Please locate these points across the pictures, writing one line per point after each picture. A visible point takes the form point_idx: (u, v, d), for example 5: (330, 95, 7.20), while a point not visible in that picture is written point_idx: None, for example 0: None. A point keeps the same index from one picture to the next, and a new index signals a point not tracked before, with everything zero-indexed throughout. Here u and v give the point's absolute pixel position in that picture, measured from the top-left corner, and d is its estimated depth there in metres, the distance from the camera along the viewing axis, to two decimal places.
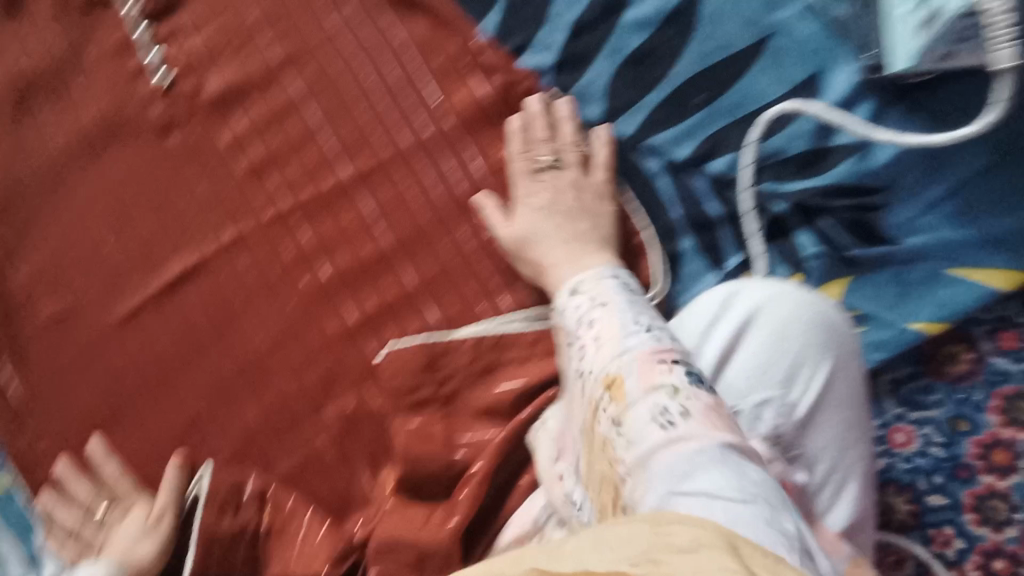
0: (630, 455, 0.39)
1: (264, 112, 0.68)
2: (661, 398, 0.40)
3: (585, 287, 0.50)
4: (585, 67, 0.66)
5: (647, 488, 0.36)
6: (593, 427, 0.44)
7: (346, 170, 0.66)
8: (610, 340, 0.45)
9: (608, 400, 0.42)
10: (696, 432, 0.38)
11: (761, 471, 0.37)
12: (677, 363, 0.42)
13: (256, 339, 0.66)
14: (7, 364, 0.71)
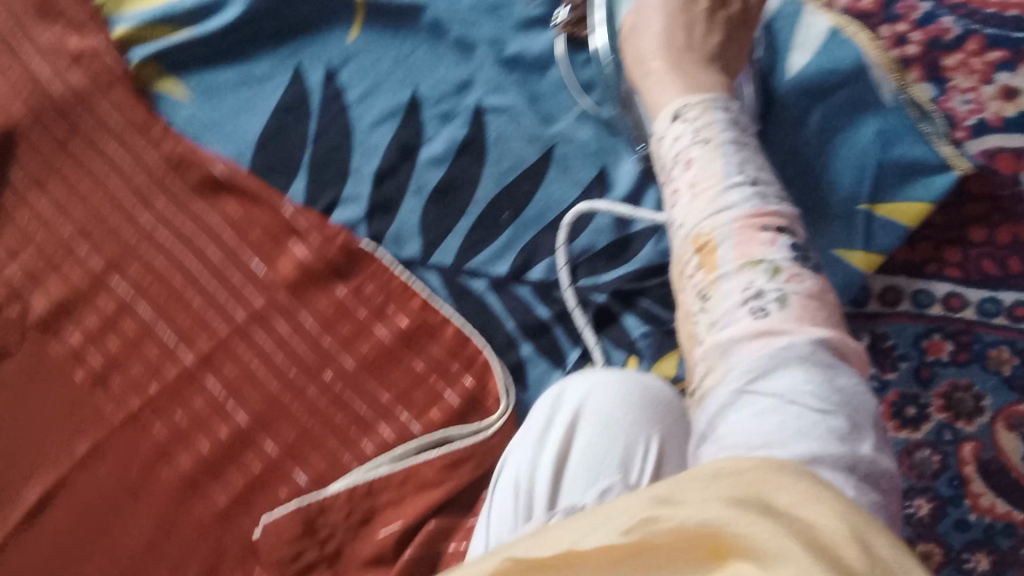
0: (713, 295, 0.43)
1: (97, 319, 0.69)
2: (754, 191, 0.46)
3: (690, 114, 0.52)
4: (396, 210, 0.71)
5: (724, 339, 0.41)
6: (672, 151, 0.51)
7: (188, 357, 0.68)
8: (710, 186, 0.47)
9: (703, 255, 0.45)
10: (795, 292, 0.41)
11: (848, 371, 0.39)
12: (781, 234, 0.43)
13: (127, 548, 0.62)
14: None
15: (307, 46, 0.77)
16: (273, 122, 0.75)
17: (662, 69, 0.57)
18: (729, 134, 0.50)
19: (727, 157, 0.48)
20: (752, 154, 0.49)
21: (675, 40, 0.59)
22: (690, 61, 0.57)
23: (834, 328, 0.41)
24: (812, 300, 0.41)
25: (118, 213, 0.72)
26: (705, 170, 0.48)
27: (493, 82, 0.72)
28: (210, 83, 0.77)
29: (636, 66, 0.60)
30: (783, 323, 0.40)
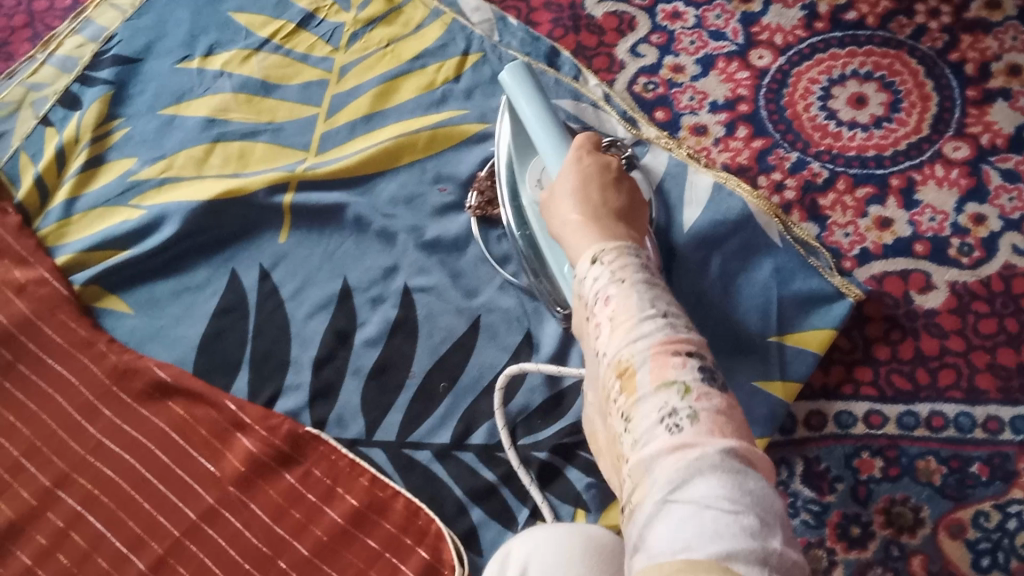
0: (635, 416, 0.48)
1: (45, 534, 0.69)
2: (665, 320, 0.51)
3: (607, 258, 0.57)
4: (336, 393, 0.74)
5: (647, 455, 0.45)
6: (591, 288, 0.56)
7: (139, 564, 0.68)
8: (627, 320, 0.51)
9: (624, 380, 0.49)
10: (704, 408, 0.46)
11: (757, 476, 0.43)
12: (690, 357, 0.48)
13: None
14: None
15: (242, 251, 0.83)
16: (214, 324, 0.80)
17: (581, 221, 0.61)
18: (638, 271, 0.55)
19: (640, 293, 0.53)
20: (660, 288, 0.54)
21: (591, 194, 0.63)
22: (607, 216, 0.62)
23: (742, 440, 0.45)
24: (720, 415, 0.45)
25: (65, 428, 0.73)
26: (621, 306, 0.53)
27: (418, 265, 0.79)
28: (151, 296, 0.82)
29: (558, 223, 0.64)
30: (695, 436, 0.44)
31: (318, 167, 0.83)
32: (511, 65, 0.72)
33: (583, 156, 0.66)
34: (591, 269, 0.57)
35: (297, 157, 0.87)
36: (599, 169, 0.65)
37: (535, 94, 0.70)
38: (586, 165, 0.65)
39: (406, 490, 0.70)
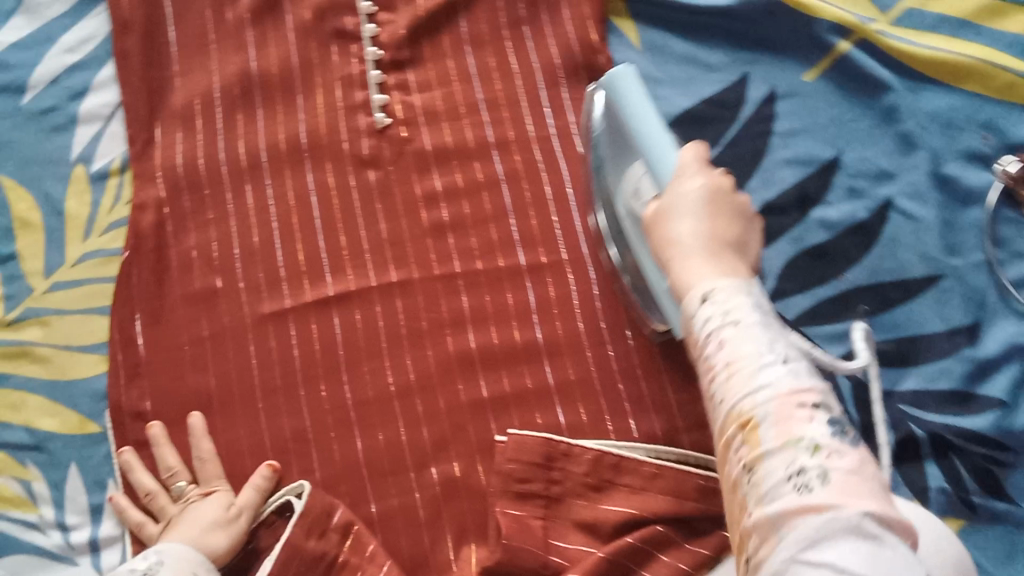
0: (763, 476, 0.42)
1: (465, 179, 0.73)
2: (782, 368, 0.44)
3: (718, 294, 0.47)
4: (767, 244, 0.69)
5: (769, 513, 0.40)
6: (699, 337, 0.47)
7: (521, 258, 0.71)
8: (747, 365, 0.44)
9: (745, 434, 0.43)
10: (836, 468, 0.40)
11: (898, 541, 0.39)
12: (818, 410, 0.42)
13: (386, 381, 0.69)
14: (138, 321, 0.70)
15: (767, 59, 0.73)
16: (700, 108, 0.72)
17: (693, 251, 0.51)
18: (753, 309, 0.46)
19: (759, 332, 0.45)
20: (777, 328, 0.46)
21: (718, 231, 0.52)
22: (719, 249, 0.51)
23: (880, 494, 0.40)
24: (856, 476, 0.40)
25: (531, 111, 0.74)
26: (737, 348, 0.45)
27: (915, 188, 0.69)
28: (660, 44, 0.75)
29: (658, 239, 0.54)
30: (829, 502, 0.39)
31: (895, 45, 0.71)
32: (621, 65, 0.63)
33: (700, 182, 0.54)
34: (697, 306, 0.48)
35: (870, 13, 0.73)
36: (723, 207, 0.53)
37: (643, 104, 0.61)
38: (707, 197, 0.53)
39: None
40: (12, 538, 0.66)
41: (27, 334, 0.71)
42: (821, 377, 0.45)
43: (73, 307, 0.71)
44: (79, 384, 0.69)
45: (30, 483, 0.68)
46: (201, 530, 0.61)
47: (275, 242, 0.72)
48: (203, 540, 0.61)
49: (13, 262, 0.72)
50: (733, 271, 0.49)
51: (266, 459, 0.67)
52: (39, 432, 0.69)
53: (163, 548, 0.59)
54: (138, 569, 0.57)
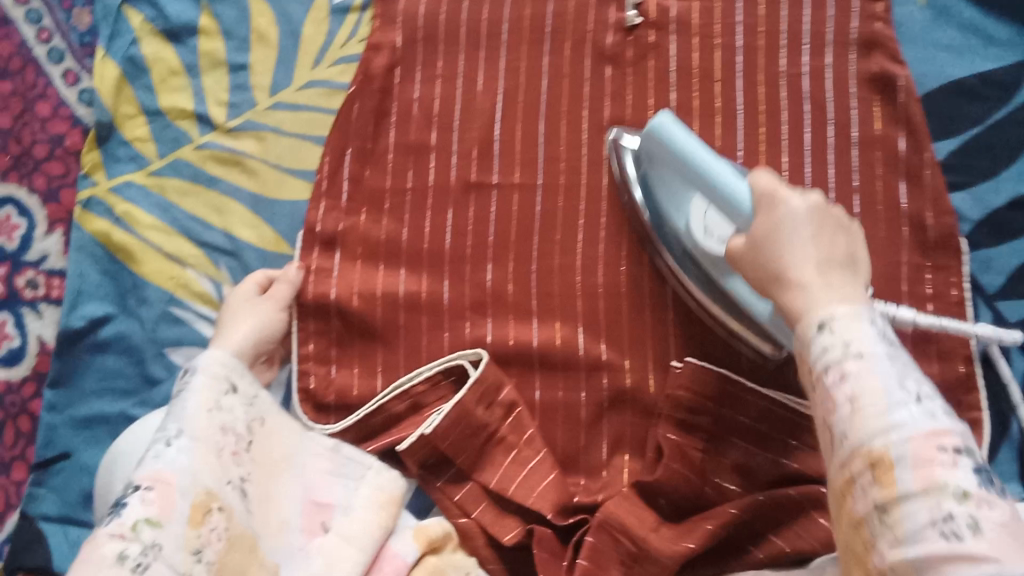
0: (899, 518, 0.37)
1: (702, 96, 0.69)
2: (915, 408, 0.39)
3: (836, 321, 0.43)
4: (1005, 238, 0.66)
5: (911, 557, 0.36)
6: (812, 368, 0.43)
7: None
8: (870, 406, 0.39)
9: (878, 477, 0.38)
10: (988, 518, 0.36)
11: None
12: (961, 455, 0.38)
13: (575, 280, 0.68)
14: (348, 156, 0.71)
15: None
16: (971, 81, 0.68)
17: (807, 279, 0.46)
18: (877, 339, 0.42)
19: (884, 367, 0.40)
20: (904, 359, 0.41)
21: (822, 251, 0.47)
22: (828, 268, 0.46)
23: (1015, 533, 0.36)
24: (999, 514, 0.36)
25: (785, 44, 0.69)
26: (864, 388, 0.40)
27: None
28: (946, 5, 0.70)
29: (762, 275, 0.49)
30: (975, 548, 0.35)
31: None
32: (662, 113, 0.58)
33: (799, 202, 0.49)
34: (812, 336, 0.43)
35: None
36: (827, 224, 0.48)
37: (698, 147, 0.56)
38: (806, 213, 0.48)
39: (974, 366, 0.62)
40: (195, 330, 0.69)
41: (242, 145, 0.72)
42: (956, 417, 0.40)
43: (290, 129, 0.73)
44: (284, 205, 0.71)
45: (219, 286, 0.70)
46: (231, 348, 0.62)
47: (496, 114, 0.71)
48: (249, 355, 0.64)
49: (243, 72, 0.74)
50: (853, 296, 0.44)
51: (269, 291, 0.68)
52: (238, 241, 0.71)
53: (196, 359, 0.61)
54: (168, 434, 0.55)
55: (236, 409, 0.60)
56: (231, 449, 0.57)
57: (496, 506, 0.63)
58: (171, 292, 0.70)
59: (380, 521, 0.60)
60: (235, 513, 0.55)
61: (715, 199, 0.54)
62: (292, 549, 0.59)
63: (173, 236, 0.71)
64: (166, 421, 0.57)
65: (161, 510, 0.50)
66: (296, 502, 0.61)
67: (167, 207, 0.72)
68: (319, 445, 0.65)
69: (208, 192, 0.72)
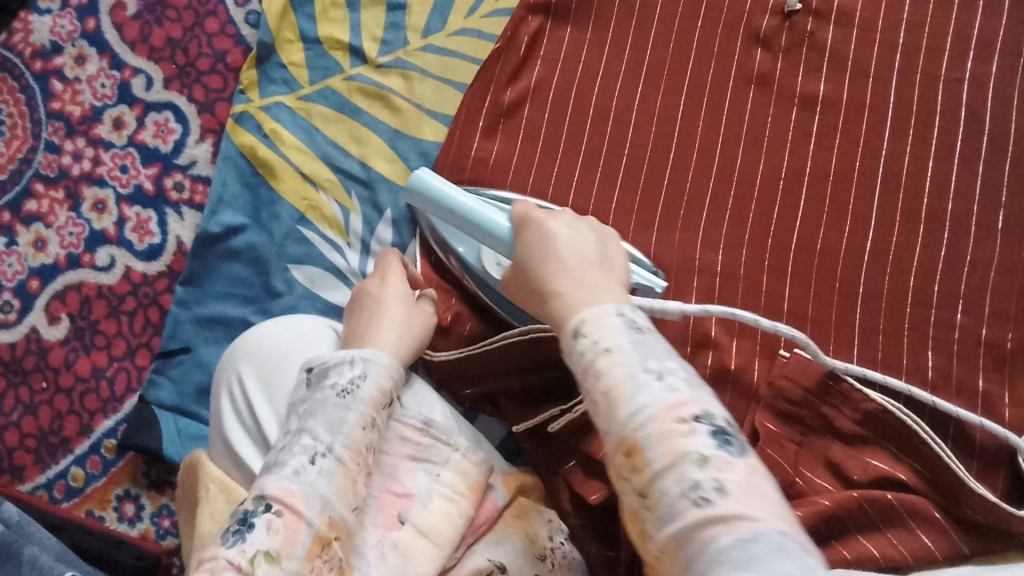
0: (657, 497, 0.37)
1: (853, 91, 0.68)
2: (656, 384, 0.39)
3: (588, 325, 0.43)
4: None
5: (675, 532, 0.36)
6: (577, 374, 0.42)
7: (879, 197, 0.65)
8: (620, 396, 0.40)
9: (630, 459, 0.39)
10: (730, 479, 0.37)
11: (817, 559, 0.35)
12: (699, 421, 0.38)
13: (694, 255, 0.66)
14: (484, 108, 0.72)
15: None
16: None
17: (566, 286, 0.46)
18: (624, 331, 0.42)
19: (630, 353, 0.41)
20: (651, 343, 0.41)
21: (576, 252, 0.49)
22: (587, 270, 0.47)
23: (777, 502, 0.37)
24: (751, 484, 0.37)
25: (951, 48, 0.67)
26: (611, 375, 0.40)
27: None
28: None
29: (527, 291, 0.50)
30: (735, 513, 0.35)
31: None
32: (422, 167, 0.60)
33: (553, 218, 0.51)
34: (571, 345, 0.43)
35: None
36: (584, 230, 0.51)
37: (454, 194, 0.58)
38: (564, 229, 0.50)
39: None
40: (318, 249, 0.73)
41: (389, 81, 0.75)
42: (700, 386, 0.40)
43: (435, 72, 0.75)
44: (419, 142, 0.74)
45: (347, 212, 0.74)
46: (398, 326, 0.61)
47: (638, 82, 0.71)
48: (406, 356, 0.61)
49: (400, 13, 0.77)
50: (602, 296, 0.45)
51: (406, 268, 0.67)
52: (372, 170, 0.74)
53: (365, 352, 0.58)
54: (314, 446, 0.52)
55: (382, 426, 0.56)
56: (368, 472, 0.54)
57: (582, 469, 0.60)
58: (303, 212, 0.74)
59: (462, 511, 0.57)
60: (350, 538, 0.52)
61: (486, 235, 0.56)
62: (369, 545, 0.55)
63: (312, 158, 0.75)
64: (314, 420, 0.53)
65: (283, 542, 0.48)
66: (375, 495, 0.57)
67: (311, 131, 0.75)
68: (408, 427, 0.60)
69: (351, 122, 0.75)
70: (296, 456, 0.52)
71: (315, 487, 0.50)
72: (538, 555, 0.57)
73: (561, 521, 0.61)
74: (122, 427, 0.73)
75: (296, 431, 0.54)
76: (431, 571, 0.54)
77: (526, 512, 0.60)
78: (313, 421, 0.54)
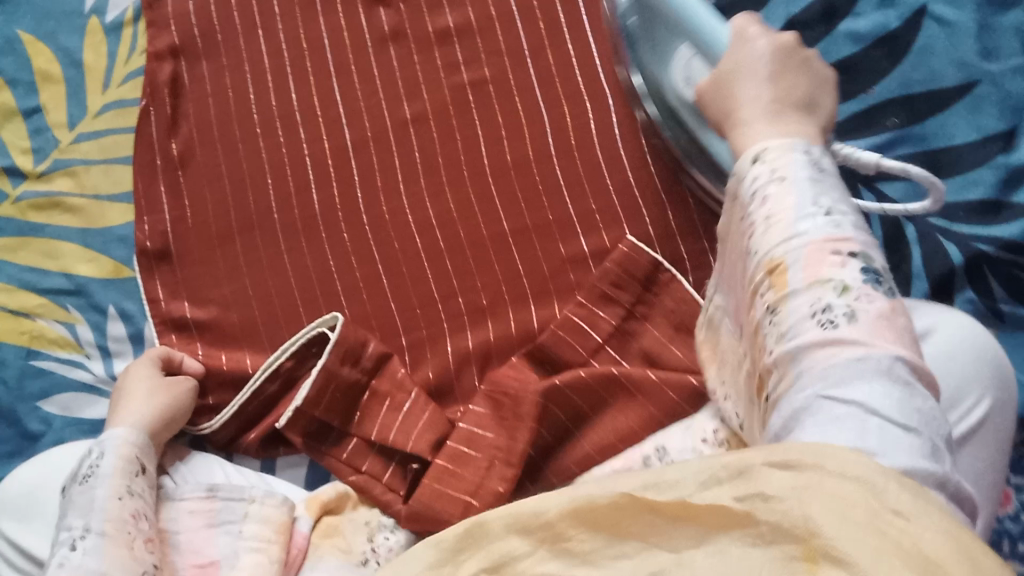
0: (786, 312, 0.39)
1: (478, 12, 0.70)
2: (821, 218, 0.40)
3: (770, 152, 0.43)
4: None
5: (790, 348, 0.37)
6: (744, 200, 0.43)
7: (539, 93, 0.68)
8: (782, 221, 0.41)
9: (772, 278, 0.40)
10: (866, 309, 0.36)
11: (927, 392, 0.35)
12: (854, 257, 0.38)
13: (406, 220, 0.69)
14: (158, 166, 0.72)
15: None
16: None
17: (751, 116, 0.46)
18: (805, 166, 0.42)
19: (805, 190, 0.41)
20: (828, 181, 0.41)
21: (783, 87, 0.46)
22: (782, 107, 0.46)
23: (913, 344, 0.36)
24: (888, 316, 0.36)
25: None
26: (779, 210, 0.41)
27: None
28: None
29: (718, 118, 0.49)
30: (858, 335, 0.35)
31: None
32: None
33: (767, 41, 0.49)
34: (748, 168, 0.44)
35: None
36: (790, 64, 0.47)
37: None
38: (772, 51, 0.48)
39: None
40: (59, 375, 0.70)
41: (58, 185, 0.73)
42: (868, 230, 0.40)
43: (96, 157, 0.73)
44: (112, 230, 0.72)
45: (72, 327, 0.71)
46: (140, 403, 0.62)
47: (288, 82, 0.72)
48: (158, 431, 0.61)
49: (38, 116, 0.75)
50: (791, 127, 0.44)
51: (154, 349, 0.67)
52: (77, 277, 0.71)
53: (102, 438, 0.59)
54: (74, 535, 0.52)
55: (145, 494, 0.57)
56: (146, 537, 0.54)
57: (382, 457, 0.63)
58: (28, 346, 0.71)
59: (272, 556, 0.56)
60: None
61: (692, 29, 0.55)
62: None
63: (16, 292, 0.71)
64: (67, 514, 0.54)
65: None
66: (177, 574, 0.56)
67: (3, 267, 0.72)
68: (190, 500, 0.59)
69: (37, 241, 0.72)
70: (59, 552, 0.52)
71: (79, 566, 0.50)
72: (359, 562, 0.58)
73: (379, 517, 0.61)
74: None
75: (57, 532, 0.54)
76: None
77: (337, 527, 0.60)
78: (66, 516, 0.54)
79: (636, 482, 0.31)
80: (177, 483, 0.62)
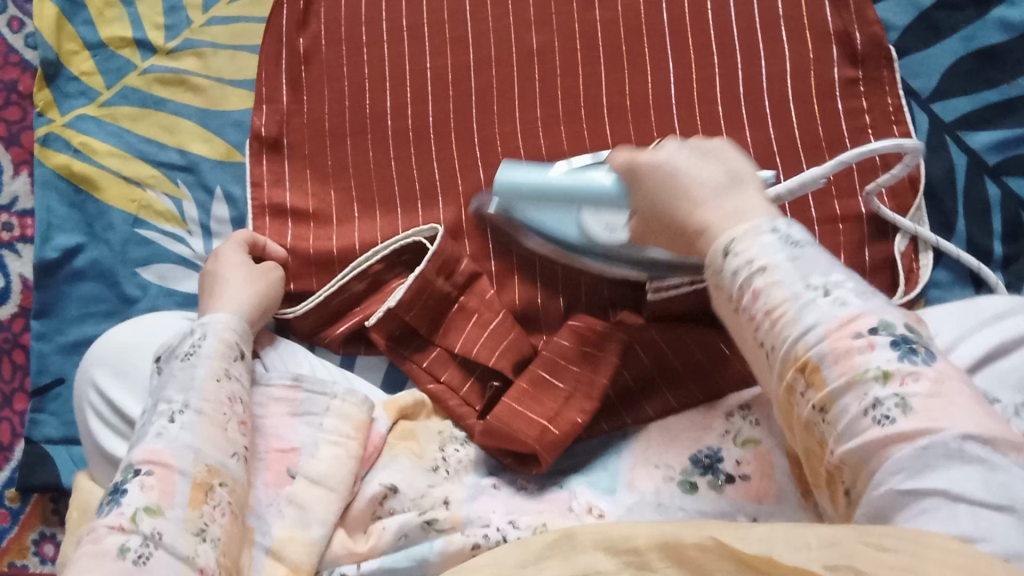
0: (836, 413, 0.39)
1: None
2: (824, 302, 0.40)
3: (739, 242, 0.44)
4: (935, 41, 0.68)
5: (854, 448, 0.37)
6: (732, 292, 0.44)
7: (669, 40, 0.68)
8: (785, 313, 0.41)
9: (806, 377, 0.40)
10: (915, 392, 0.37)
11: (1013, 460, 0.35)
12: (877, 333, 0.39)
13: (517, 145, 0.69)
14: (284, 60, 0.73)
15: None
16: None
17: (708, 217, 0.47)
18: (778, 247, 0.43)
19: (792, 271, 0.42)
20: (811, 256, 0.42)
21: (708, 178, 0.48)
22: (727, 190, 0.48)
23: (975, 406, 0.37)
24: (940, 397, 0.37)
25: None
26: (776, 295, 0.41)
27: None
28: None
29: (665, 229, 0.51)
30: (916, 428, 0.36)
31: None
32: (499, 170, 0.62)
33: (670, 146, 0.51)
34: (721, 262, 0.44)
35: None
36: (709, 153, 0.50)
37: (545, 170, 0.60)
38: (687, 155, 0.50)
39: (920, 198, 0.64)
40: (159, 246, 0.72)
41: (185, 64, 0.74)
42: (871, 294, 0.41)
43: (225, 42, 0.75)
44: (228, 114, 0.74)
45: (179, 202, 0.73)
46: (238, 290, 0.63)
47: None
48: (254, 313, 0.63)
49: None
50: (749, 213, 0.45)
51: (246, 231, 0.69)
52: (191, 155, 0.73)
53: (205, 320, 0.61)
54: (172, 408, 0.56)
55: (242, 377, 0.60)
56: (239, 420, 0.57)
57: (462, 369, 0.65)
58: (135, 215, 0.73)
59: (351, 452, 0.58)
60: (237, 485, 0.55)
61: (589, 199, 0.57)
62: (263, 506, 0.57)
63: (130, 160, 0.74)
64: (166, 389, 0.57)
65: (160, 495, 0.52)
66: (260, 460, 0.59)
67: (121, 134, 0.74)
68: (278, 384, 0.62)
69: (158, 114, 0.74)
70: (157, 422, 0.55)
71: (181, 444, 0.54)
72: (430, 467, 0.59)
73: (452, 429, 0.63)
74: (16, 473, 0.72)
75: (153, 404, 0.57)
76: (331, 518, 0.55)
77: (412, 431, 0.62)
78: (166, 390, 0.57)
79: (726, 534, 0.33)
80: (269, 366, 0.64)
